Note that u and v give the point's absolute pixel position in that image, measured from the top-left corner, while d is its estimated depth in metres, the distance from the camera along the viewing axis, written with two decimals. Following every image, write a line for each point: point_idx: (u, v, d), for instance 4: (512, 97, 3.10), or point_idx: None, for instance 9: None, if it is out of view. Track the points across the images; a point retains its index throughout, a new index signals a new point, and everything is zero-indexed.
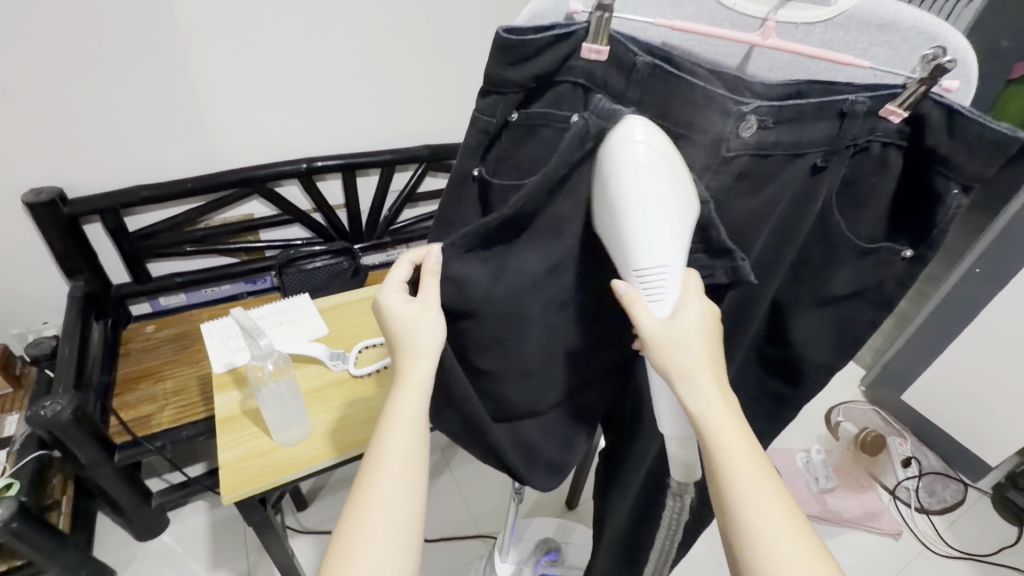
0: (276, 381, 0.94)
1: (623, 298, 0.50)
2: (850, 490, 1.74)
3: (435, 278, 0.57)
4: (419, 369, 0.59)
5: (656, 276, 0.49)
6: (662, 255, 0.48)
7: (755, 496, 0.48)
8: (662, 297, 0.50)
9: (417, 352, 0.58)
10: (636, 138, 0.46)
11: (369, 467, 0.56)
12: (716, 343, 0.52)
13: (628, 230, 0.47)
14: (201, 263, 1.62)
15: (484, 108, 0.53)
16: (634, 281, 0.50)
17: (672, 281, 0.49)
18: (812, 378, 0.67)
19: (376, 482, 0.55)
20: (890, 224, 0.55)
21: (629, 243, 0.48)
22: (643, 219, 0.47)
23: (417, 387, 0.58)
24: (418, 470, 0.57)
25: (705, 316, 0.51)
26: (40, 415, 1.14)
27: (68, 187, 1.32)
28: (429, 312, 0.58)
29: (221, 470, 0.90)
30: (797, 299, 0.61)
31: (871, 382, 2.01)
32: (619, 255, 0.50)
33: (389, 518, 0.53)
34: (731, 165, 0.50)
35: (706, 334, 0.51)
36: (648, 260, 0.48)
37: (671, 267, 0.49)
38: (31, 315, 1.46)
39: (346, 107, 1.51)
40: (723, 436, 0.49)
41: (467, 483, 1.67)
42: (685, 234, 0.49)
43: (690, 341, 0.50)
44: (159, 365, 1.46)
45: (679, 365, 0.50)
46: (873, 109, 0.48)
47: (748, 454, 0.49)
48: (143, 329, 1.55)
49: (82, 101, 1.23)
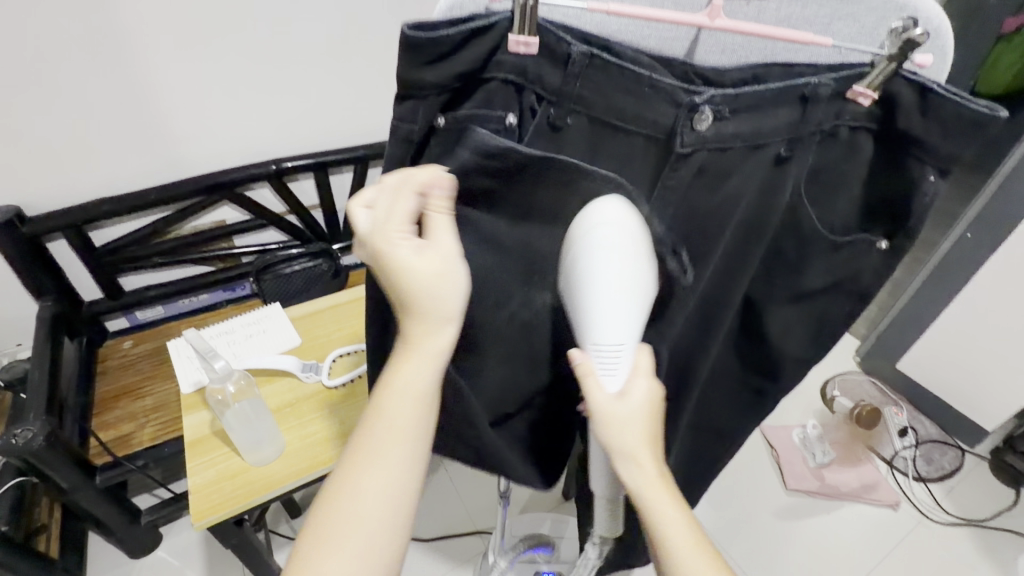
0: (240, 402, 0.92)
1: (577, 369, 0.49)
2: (847, 464, 1.73)
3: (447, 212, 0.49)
4: (444, 334, 0.51)
5: (612, 353, 0.49)
6: (619, 335, 0.48)
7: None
8: (615, 373, 0.49)
9: (430, 316, 0.51)
10: (613, 220, 0.45)
11: (366, 465, 0.49)
12: (658, 420, 0.50)
13: (588, 309, 0.48)
14: (173, 274, 1.56)
15: (404, 114, 0.48)
16: (591, 356, 0.49)
17: (627, 358, 0.49)
18: (788, 375, 0.64)
19: (375, 484, 0.49)
20: (866, 213, 0.51)
21: (587, 315, 0.48)
22: (608, 305, 0.47)
23: (437, 355, 0.52)
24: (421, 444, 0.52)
25: (650, 397, 0.50)
26: (11, 444, 1.10)
27: (24, 206, 1.26)
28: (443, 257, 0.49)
29: (191, 495, 0.88)
30: (772, 293, 0.58)
31: (866, 353, 1.99)
32: (580, 323, 0.49)
33: (385, 489, 0.49)
34: (687, 162, 0.46)
35: (647, 408, 0.49)
36: (605, 334, 0.48)
37: (627, 347, 0.49)
38: (1, 338, 1.42)
39: (311, 103, 1.45)
40: (666, 527, 0.47)
41: (462, 479, 1.65)
42: (640, 313, 0.49)
43: (632, 418, 0.48)
44: (138, 384, 1.42)
45: (624, 449, 0.48)
46: (839, 91, 0.44)
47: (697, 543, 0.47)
48: (120, 345, 1.51)
49: (27, 115, 1.16)
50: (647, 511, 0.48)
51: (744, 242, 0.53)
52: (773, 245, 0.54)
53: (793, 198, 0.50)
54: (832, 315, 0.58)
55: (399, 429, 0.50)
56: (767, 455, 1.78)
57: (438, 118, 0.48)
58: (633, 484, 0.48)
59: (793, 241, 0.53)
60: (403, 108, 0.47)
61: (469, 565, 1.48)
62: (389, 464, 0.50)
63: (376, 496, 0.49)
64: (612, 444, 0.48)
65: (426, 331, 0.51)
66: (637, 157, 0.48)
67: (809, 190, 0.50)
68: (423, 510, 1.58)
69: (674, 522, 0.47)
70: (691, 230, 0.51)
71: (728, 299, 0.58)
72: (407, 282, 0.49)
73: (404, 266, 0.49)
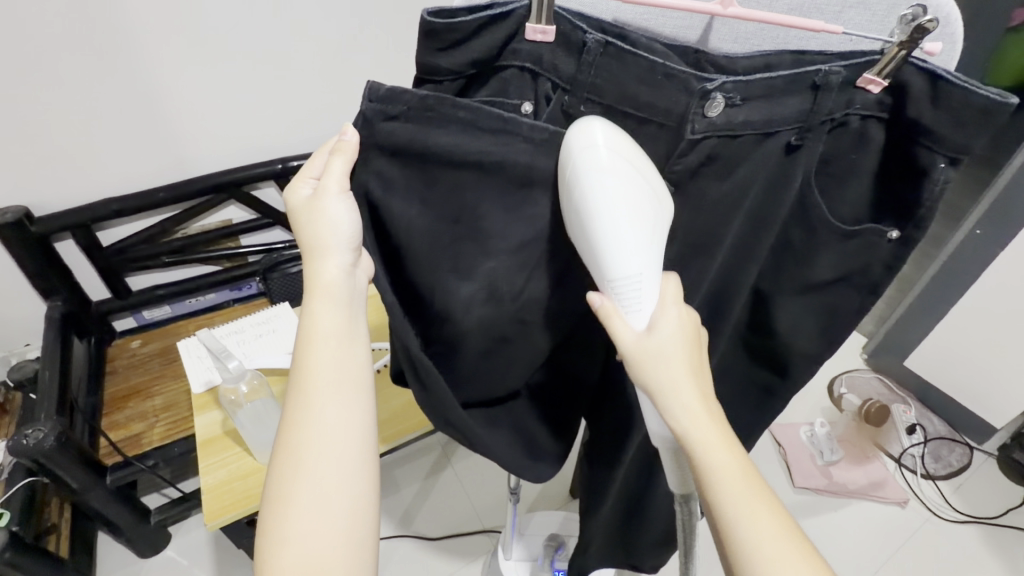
0: (253, 401, 0.92)
1: (599, 312, 0.48)
2: (855, 463, 1.72)
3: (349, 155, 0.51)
4: (327, 269, 0.54)
5: (632, 287, 0.47)
6: (634, 264, 0.46)
7: (748, 515, 0.46)
8: (640, 308, 0.47)
9: (329, 300, 0.54)
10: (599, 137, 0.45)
11: (293, 448, 0.51)
12: (699, 356, 0.50)
13: (596, 233, 0.46)
14: (181, 274, 1.58)
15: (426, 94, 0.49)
16: (611, 292, 0.48)
17: (648, 289, 0.47)
18: (798, 369, 0.63)
19: (305, 462, 0.51)
20: (876, 204, 0.51)
21: (598, 252, 0.46)
22: (617, 229, 0.45)
23: (326, 290, 0.54)
24: (348, 383, 0.54)
25: (684, 326, 0.49)
26: (22, 444, 1.11)
27: (33, 207, 1.27)
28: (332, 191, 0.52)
29: (204, 495, 0.88)
30: (782, 285, 0.57)
31: (873, 350, 1.98)
32: (591, 263, 0.48)
33: (324, 437, 0.52)
34: (695, 150, 0.46)
35: (687, 344, 0.49)
36: (621, 269, 0.46)
37: (648, 273, 0.47)
38: (11, 337, 1.43)
39: (316, 102, 1.45)
40: (717, 463, 0.47)
41: (469, 477, 1.65)
42: (656, 245, 0.47)
43: (668, 353, 0.48)
44: (145, 384, 1.43)
45: (667, 386, 0.47)
46: (850, 79, 0.44)
47: (745, 479, 0.47)
48: (128, 345, 1.52)
49: (35, 116, 1.17)
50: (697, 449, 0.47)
51: (751, 234, 0.53)
52: (783, 236, 0.54)
53: (804, 189, 0.50)
54: (843, 306, 0.57)
55: (313, 410, 0.52)
56: (774, 452, 1.78)
57: (351, 130, 0.50)
58: (681, 424, 0.47)
59: (803, 233, 0.53)
60: (362, 116, 0.49)
61: (477, 563, 1.48)
62: (317, 443, 0.51)
63: (307, 476, 0.51)
64: (655, 384, 0.48)
65: (330, 313, 0.54)
66: (646, 148, 0.48)
67: (820, 180, 0.50)
68: (430, 508, 1.58)
69: (721, 459, 0.47)
70: (699, 221, 0.51)
71: (736, 292, 0.58)
72: (308, 274, 0.54)
73: (308, 260, 0.55)
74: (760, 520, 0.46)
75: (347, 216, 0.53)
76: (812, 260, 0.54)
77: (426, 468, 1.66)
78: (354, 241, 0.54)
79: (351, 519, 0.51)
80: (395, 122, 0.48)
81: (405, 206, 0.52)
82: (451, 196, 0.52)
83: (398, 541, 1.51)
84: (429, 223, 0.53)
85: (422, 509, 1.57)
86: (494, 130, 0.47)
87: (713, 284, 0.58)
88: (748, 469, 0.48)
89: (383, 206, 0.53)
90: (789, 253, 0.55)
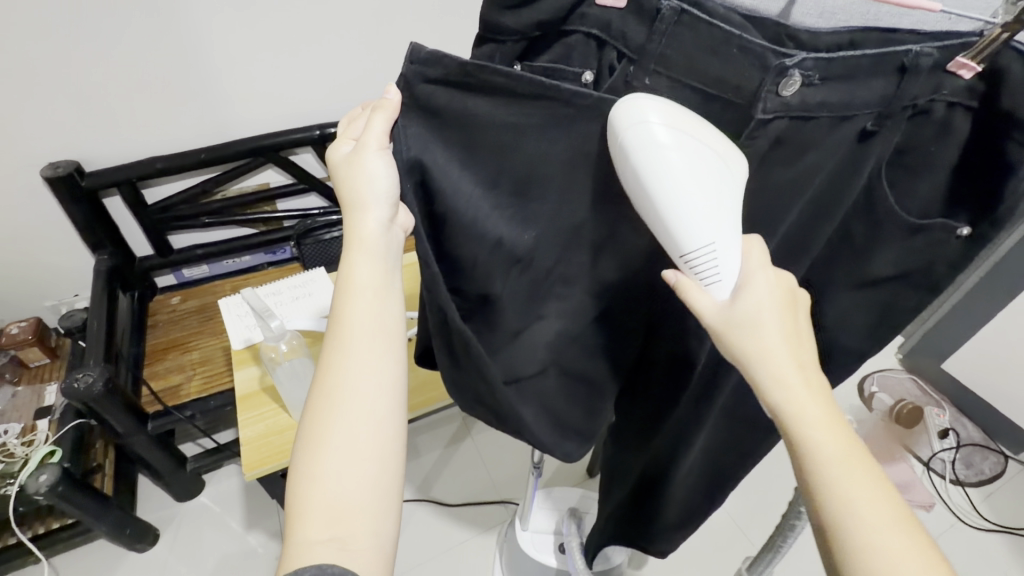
0: (292, 360, 0.94)
1: (676, 287, 0.47)
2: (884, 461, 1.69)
3: (389, 115, 0.51)
4: (362, 226, 0.55)
5: (706, 258, 0.44)
6: (708, 232, 0.43)
7: (843, 480, 0.42)
8: (718, 279, 0.45)
9: (367, 252, 0.55)
10: (649, 110, 0.42)
11: (329, 392, 0.52)
12: (790, 318, 0.47)
13: (665, 208, 0.43)
14: (220, 234, 1.61)
15: (482, 58, 0.48)
16: (680, 267, 0.46)
17: (727, 261, 0.45)
18: (841, 367, 0.61)
19: (337, 407, 0.51)
20: (950, 196, 0.48)
21: (671, 229, 0.44)
22: (687, 199, 0.42)
23: (361, 244, 0.55)
24: (385, 335, 0.54)
25: (775, 288, 0.47)
26: (73, 388, 1.17)
27: (84, 162, 1.31)
28: (366, 153, 0.53)
29: (243, 446, 0.92)
30: (834, 279, 0.55)
31: (909, 351, 1.92)
32: (663, 240, 0.45)
33: (358, 387, 0.52)
34: (765, 130, 0.44)
35: (772, 306, 0.46)
36: (694, 241, 0.44)
37: (721, 242, 0.44)
38: (61, 285, 1.49)
39: (355, 69, 1.44)
40: (809, 417, 0.44)
41: (489, 449, 1.69)
42: (728, 202, 0.43)
43: (754, 320, 0.46)
44: (184, 336, 1.49)
45: (757, 350, 0.45)
46: (941, 63, 0.41)
47: (845, 449, 0.43)
48: (168, 301, 1.58)
49: (87, 73, 1.19)
50: (781, 404, 0.44)
51: (807, 224, 0.51)
52: (840, 228, 0.52)
53: (871, 178, 0.47)
54: (896, 306, 0.55)
55: (347, 354, 0.53)
56: None
57: (393, 90, 0.50)
58: (755, 373, 0.46)
59: (864, 223, 0.50)
60: (403, 79, 0.48)
61: (494, 532, 1.51)
62: (351, 387, 0.52)
63: (340, 412, 0.51)
64: (735, 347, 0.46)
65: (369, 264, 0.55)
66: (713, 129, 0.46)
67: (892, 170, 0.47)
68: (451, 476, 1.62)
69: (815, 415, 0.44)
70: (754, 206, 0.49)
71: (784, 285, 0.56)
72: (347, 229, 0.56)
73: (346, 216, 0.56)
74: (862, 486, 0.42)
75: (385, 172, 0.54)
76: (869, 254, 0.52)
77: (447, 437, 1.70)
78: (390, 197, 0.55)
79: (381, 453, 0.51)
80: (435, 85, 0.48)
81: (449, 168, 0.51)
82: (497, 155, 0.51)
83: (418, 506, 1.55)
84: (476, 187, 0.52)
85: (443, 476, 1.62)
86: (533, 101, 0.46)
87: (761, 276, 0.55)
88: (842, 428, 0.45)
89: (434, 174, 0.51)
90: (846, 245, 0.52)
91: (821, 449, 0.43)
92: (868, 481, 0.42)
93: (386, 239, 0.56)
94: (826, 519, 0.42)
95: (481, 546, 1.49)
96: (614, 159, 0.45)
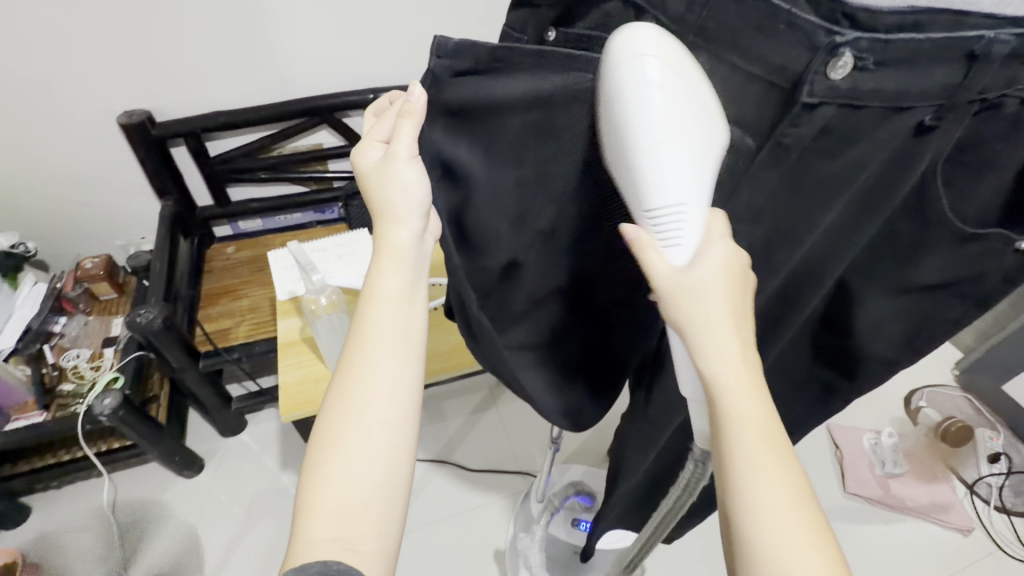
0: (330, 314, 0.98)
1: (632, 243, 0.46)
2: (922, 480, 1.61)
3: (414, 118, 0.53)
4: (395, 235, 0.55)
5: (672, 217, 0.44)
6: (678, 193, 0.43)
7: (763, 486, 0.43)
8: (678, 244, 0.45)
9: (396, 261, 0.55)
10: (648, 41, 0.41)
11: (343, 393, 0.53)
12: (741, 297, 0.46)
13: (640, 154, 0.42)
14: (274, 190, 1.69)
15: (517, 24, 0.52)
16: (640, 217, 0.46)
17: (690, 226, 0.44)
18: (870, 375, 0.59)
19: (351, 410, 0.52)
20: (1011, 205, 0.44)
21: (639, 178, 0.43)
22: (666, 150, 0.41)
23: (393, 255, 0.55)
24: (404, 346, 0.55)
25: (729, 263, 0.46)
26: (137, 322, 1.28)
27: (154, 112, 1.39)
28: (399, 160, 0.53)
29: (280, 390, 0.98)
30: (872, 285, 0.53)
31: (967, 368, 1.79)
32: (631, 194, 0.45)
33: (372, 392, 0.53)
34: (811, 117, 0.42)
35: (726, 283, 0.46)
36: (662, 199, 0.43)
37: (690, 207, 0.44)
38: (131, 229, 1.61)
39: (409, 33, 1.44)
40: (744, 416, 0.44)
41: (512, 421, 1.72)
42: (701, 167, 0.43)
43: (707, 291, 0.45)
44: (235, 285, 1.58)
45: (698, 317, 0.45)
46: (1018, 52, 0.37)
47: (776, 467, 0.43)
48: (223, 250, 1.67)
49: (159, 25, 1.25)
50: (720, 395, 0.44)
51: (845, 220, 0.49)
52: (884, 228, 0.49)
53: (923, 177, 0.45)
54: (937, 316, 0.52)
55: (367, 359, 0.54)
56: (830, 454, 1.69)
57: (417, 89, 0.53)
58: (700, 357, 0.45)
59: (912, 225, 0.48)
60: (430, 73, 0.52)
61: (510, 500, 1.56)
62: (367, 393, 0.53)
63: (354, 416, 0.52)
64: (688, 316, 0.45)
65: (395, 273, 0.55)
66: (754, 113, 0.45)
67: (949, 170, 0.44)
68: (473, 442, 1.67)
69: (749, 412, 0.44)
70: (790, 198, 0.47)
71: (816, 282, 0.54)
72: (378, 236, 0.56)
73: (378, 223, 0.56)
74: (785, 510, 0.42)
75: (417, 182, 0.55)
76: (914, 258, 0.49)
77: (471, 405, 1.76)
78: (423, 206, 0.56)
79: (394, 454, 0.52)
80: (462, 77, 0.52)
81: (473, 162, 0.55)
82: (512, 150, 0.54)
83: (439, 467, 1.61)
84: (489, 175, 0.56)
85: (465, 441, 1.67)
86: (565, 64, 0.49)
87: (793, 272, 0.54)
88: (773, 431, 0.44)
89: (455, 166, 0.56)
90: (889, 246, 0.50)
91: (741, 448, 0.44)
92: (789, 491, 0.43)
93: (415, 249, 0.56)
94: (739, 527, 0.44)
95: (496, 511, 1.53)
96: (600, 95, 0.43)
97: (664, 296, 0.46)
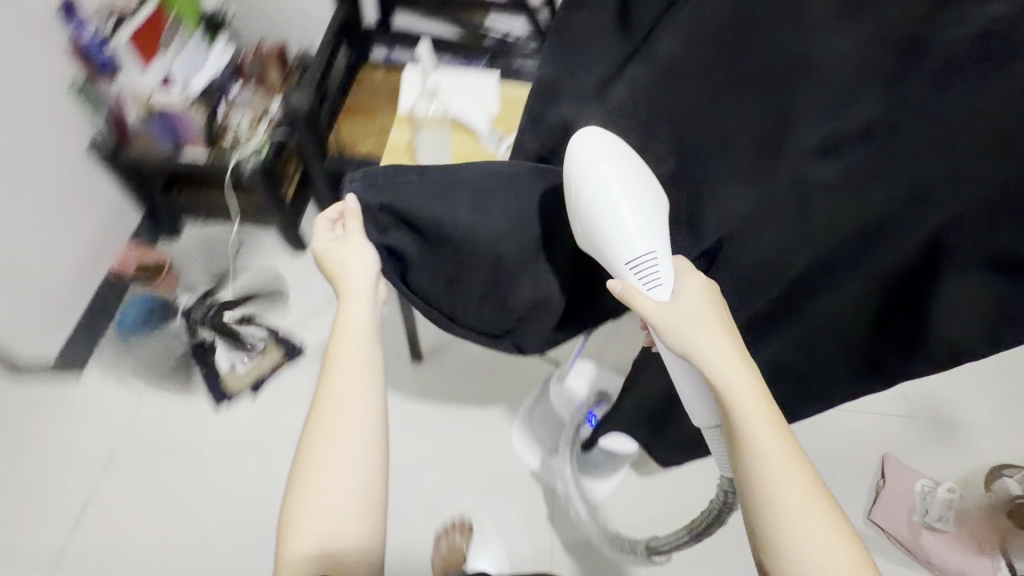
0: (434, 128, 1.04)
1: (621, 294, 0.54)
2: (962, 549, 1.13)
3: (355, 219, 0.60)
4: (358, 279, 0.61)
5: (649, 264, 0.53)
6: (646, 243, 0.53)
7: (779, 488, 0.49)
8: (660, 283, 0.54)
9: (360, 300, 0.62)
10: (592, 140, 0.55)
11: (322, 406, 0.59)
12: (725, 320, 0.54)
13: (605, 225, 0.54)
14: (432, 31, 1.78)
15: None
16: (624, 275, 0.55)
17: (664, 267, 0.54)
18: (924, 359, 0.52)
19: (329, 412, 0.59)
20: None
21: (612, 241, 0.54)
22: (626, 216, 0.53)
23: (356, 294, 0.61)
24: (367, 351, 0.61)
25: (705, 292, 0.54)
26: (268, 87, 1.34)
27: None
28: (356, 244, 0.61)
29: None
30: (970, 244, 0.43)
31: None
32: (610, 253, 0.55)
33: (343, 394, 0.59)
34: (941, 41, 0.40)
35: (702, 312, 0.53)
36: (632, 253, 0.54)
37: (661, 254, 0.54)
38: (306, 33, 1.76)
39: None
40: (757, 434, 0.50)
41: None
42: (659, 220, 0.54)
43: (695, 313, 0.53)
44: (373, 104, 1.67)
45: (691, 344, 0.52)
46: None
47: (788, 462, 0.50)
48: (373, 73, 1.73)
49: None
50: (738, 413, 0.51)
51: (831, 197, 0.48)
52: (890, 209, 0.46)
53: (926, 146, 0.42)
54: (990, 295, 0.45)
55: (336, 371, 0.60)
56: None
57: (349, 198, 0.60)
58: (717, 380, 0.52)
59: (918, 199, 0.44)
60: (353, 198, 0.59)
61: None
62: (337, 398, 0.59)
63: (332, 415, 0.58)
64: (693, 339, 0.52)
65: (360, 309, 0.62)
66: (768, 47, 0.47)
67: (919, 125, 0.42)
68: None
69: (762, 433, 0.50)
70: (752, 138, 0.51)
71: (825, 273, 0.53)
72: (343, 316, 0.62)
73: (343, 303, 0.63)
74: (796, 498, 0.49)
75: (368, 263, 0.62)
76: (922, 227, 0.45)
77: None
78: (373, 281, 0.62)
79: (363, 445, 0.58)
80: (370, 189, 0.59)
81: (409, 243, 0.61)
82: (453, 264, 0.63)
83: None
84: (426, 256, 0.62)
85: None
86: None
87: (798, 266, 0.53)
88: (784, 437, 0.51)
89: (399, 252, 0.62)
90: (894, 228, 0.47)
91: (762, 455, 0.50)
92: (800, 492, 0.49)
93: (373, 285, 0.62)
94: (765, 522, 0.50)
95: None
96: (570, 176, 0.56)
97: (663, 325, 0.53)
